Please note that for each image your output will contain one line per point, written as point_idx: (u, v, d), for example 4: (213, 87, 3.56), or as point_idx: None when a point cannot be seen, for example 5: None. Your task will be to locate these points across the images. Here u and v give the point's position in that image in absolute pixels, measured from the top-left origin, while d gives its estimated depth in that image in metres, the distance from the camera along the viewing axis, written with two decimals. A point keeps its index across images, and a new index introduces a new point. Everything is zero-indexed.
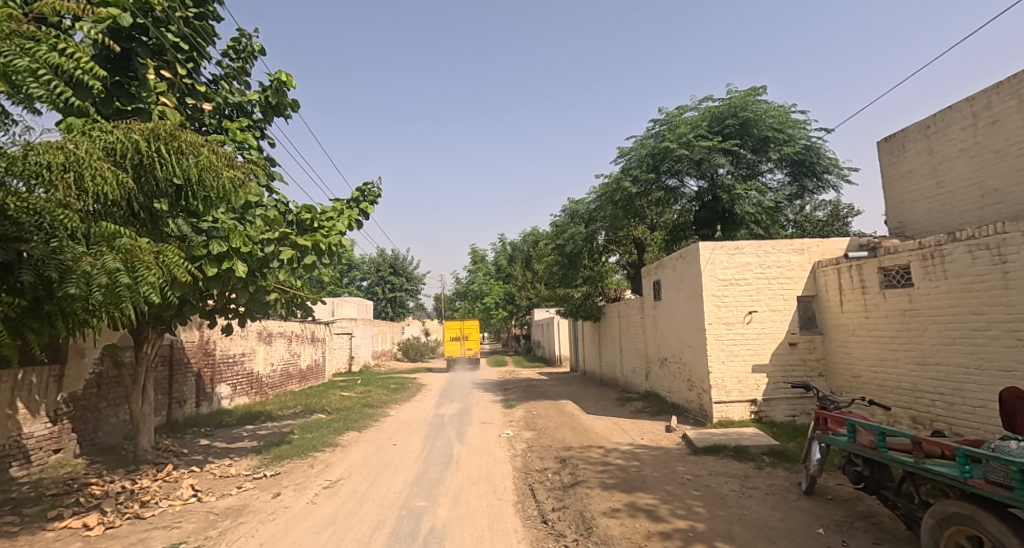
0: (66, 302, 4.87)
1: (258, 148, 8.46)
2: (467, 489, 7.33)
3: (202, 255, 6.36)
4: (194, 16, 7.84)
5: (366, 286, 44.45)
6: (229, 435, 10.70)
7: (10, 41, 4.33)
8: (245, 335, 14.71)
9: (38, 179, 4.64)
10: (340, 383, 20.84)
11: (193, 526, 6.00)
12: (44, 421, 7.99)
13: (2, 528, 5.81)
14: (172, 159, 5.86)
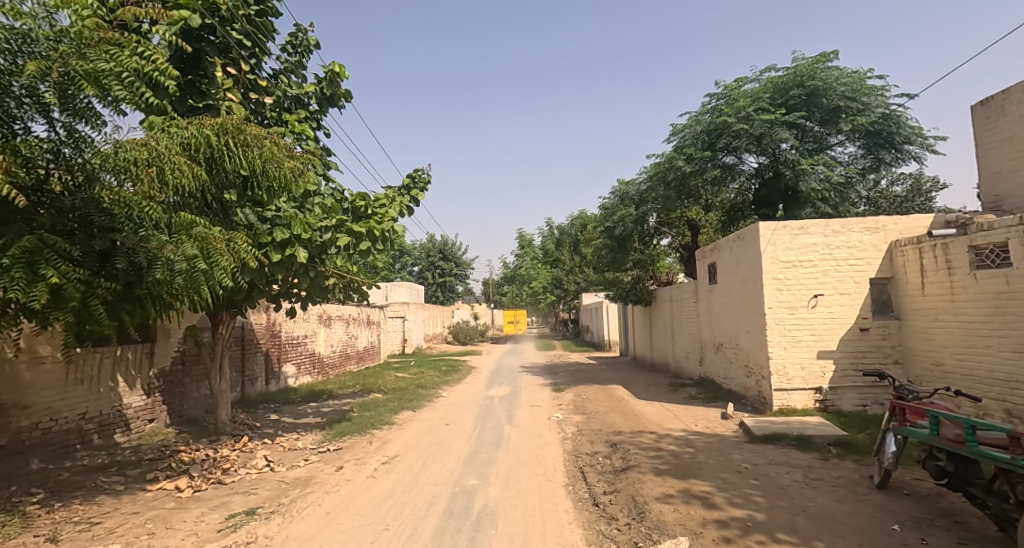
0: (153, 287, 5.18)
1: (315, 139, 8.64)
2: (518, 469, 7.36)
3: (268, 241, 6.61)
4: (256, 12, 8.05)
5: (417, 271, 45.28)
6: (295, 412, 11.22)
7: (97, 49, 4.78)
8: (307, 317, 15.33)
9: (126, 174, 4.96)
10: (394, 364, 21.45)
11: (268, 493, 6.34)
12: (141, 394, 8.63)
13: (110, 486, 6.34)
14: (239, 152, 6.07)
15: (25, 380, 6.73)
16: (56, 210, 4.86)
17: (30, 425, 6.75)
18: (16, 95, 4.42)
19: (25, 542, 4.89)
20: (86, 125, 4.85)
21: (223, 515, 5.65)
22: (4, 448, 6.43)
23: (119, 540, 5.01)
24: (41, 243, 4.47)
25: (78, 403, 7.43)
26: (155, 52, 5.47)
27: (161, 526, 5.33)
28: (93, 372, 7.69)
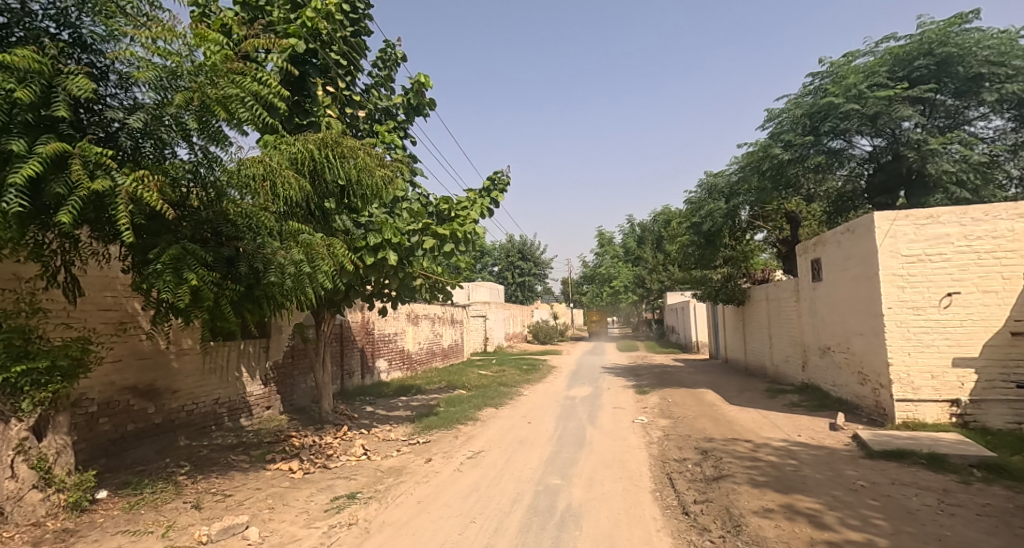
0: (268, 288, 5.58)
1: (403, 147, 8.75)
2: (601, 471, 7.03)
3: (362, 246, 6.83)
4: (352, 32, 8.32)
5: (497, 271, 45.73)
6: (387, 404, 11.61)
7: (226, 78, 5.21)
8: (397, 316, 15.86)
9: (247, 188, 5.44)
10: (478, 361, 21.80)
11: (365, 479, 6.54)
12: (259, 383, 9.30)
13: (238, 464, 6.84)
14: (337, 163, 6.42)
15: (174, 368, 7.49)
16: (193, 220, 5.27)
17: (178, 407, 7.53)
18: (166, 124, 4.89)
19: (177, 506, 5.37)
20: (219, 147, 5.30)
21: (329, 497, 5.90)
22: (160, 425, 7.25)
23: (247, 511, 5.37)
24: (184, 251, 4.87)
25: (212, 389, 8.18)
26: (272, 76, 5.87)
27: (280, 502, 5.66)
28: (223, 363, 8.42)
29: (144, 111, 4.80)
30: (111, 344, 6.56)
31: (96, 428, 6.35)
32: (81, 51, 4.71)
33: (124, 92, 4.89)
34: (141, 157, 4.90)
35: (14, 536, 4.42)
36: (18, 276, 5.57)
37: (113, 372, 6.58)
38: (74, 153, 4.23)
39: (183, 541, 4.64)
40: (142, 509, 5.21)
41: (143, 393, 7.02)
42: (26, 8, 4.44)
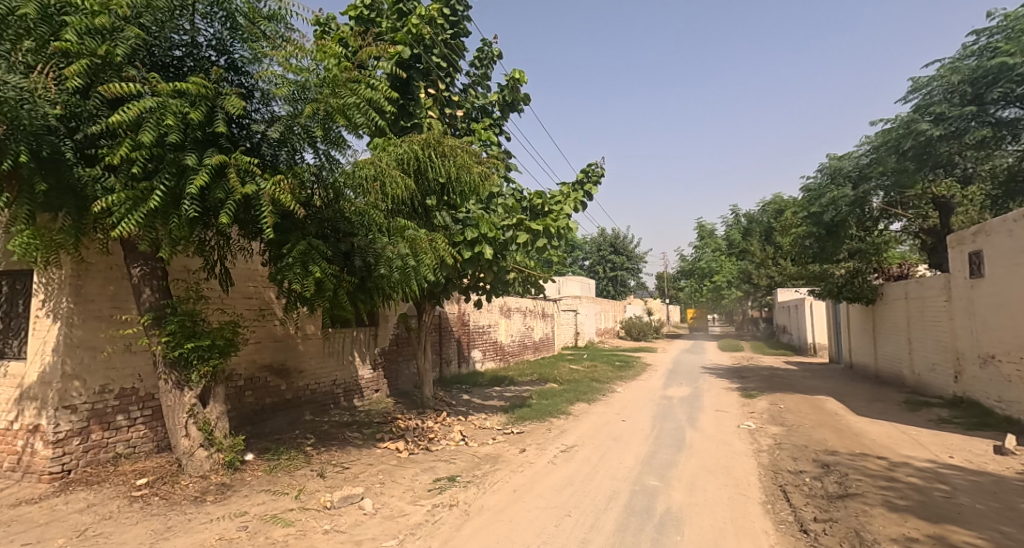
0: (379, 280, 6.02)
1: (499, 144, 8.62)
2: (705, 476, 6.79)
3: (460, 241, 7.09)
4: (452, 34, 8.37)
5: (589, 265, 45.18)
6: (483, 394, 11.99)
7: (346, 88, 5.62)
8: (490, 308, 16.28)
9: (361, 189, 5.95)
10: (569, 356, 21.78)
11: (464, 464, 6.84)
12: (369, 368, 9.99)
13: (352, 440, 7.45)
14: (439, 162, 6.86)
15: (301, 350, 8.27)
16: (315, 217, 5.83)
17: (304, 385, 8.32)
18: (297, 133, 5.42)
19: (305, 473, 5.98)
20: (337, 151, 5.78)
21: (432, 478, 6.26)
22: (291, 400, 8.05)
23: (362, 484, 5.85)
24: (310, 246, 5.40)
25: (331, 371, 8.95)
26: (382, 82, 6.27)
27: (388, 478, 6.11)
28: (339, 347, 9.20)
29: (280, 123, 5.35)
30: (254, 327, 7.43)
31: (244, 400, 7.24)
32: (235, 74, 5.38)
33: (263, 107, 5.46)
34: (278, 164, 5.47)
35: (188, 485, 5.25)
36: (187, 269, 6.45)
37: (254, 351, 7.45)
38: (231, 162, 4.79)
39: (311, 505, 5.17)
40: (280, 472, 5.86)
41: (277, 372, 7.84)
42: (195, 42, 5.12)
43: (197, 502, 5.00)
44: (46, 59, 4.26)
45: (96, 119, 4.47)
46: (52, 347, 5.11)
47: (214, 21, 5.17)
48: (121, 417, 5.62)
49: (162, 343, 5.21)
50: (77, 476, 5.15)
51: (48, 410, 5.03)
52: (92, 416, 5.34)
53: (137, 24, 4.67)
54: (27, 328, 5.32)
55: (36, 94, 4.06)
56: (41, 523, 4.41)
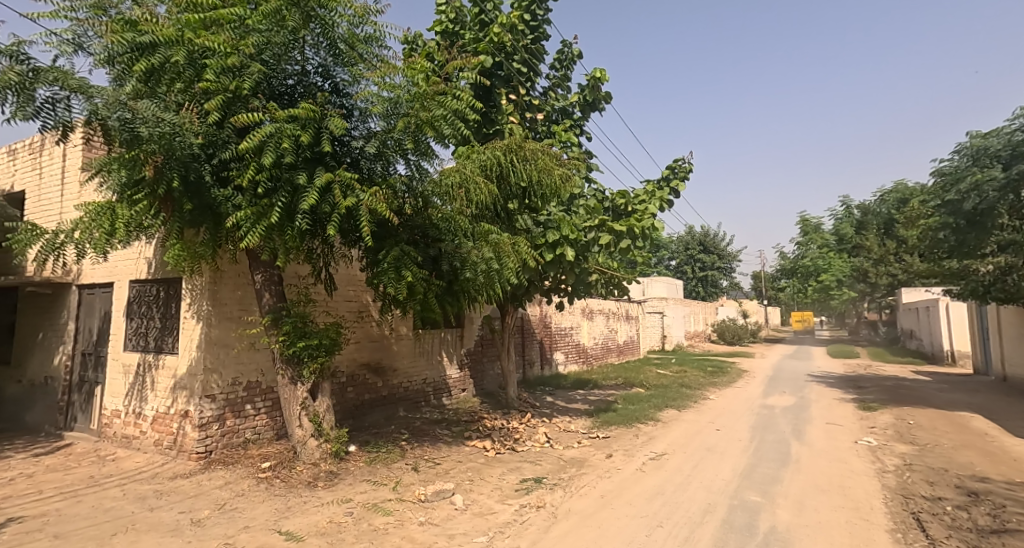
0: (465, 284, 6.36)
1: (579, 145, 8.54)
2: (818, 496, 5.95)
3: (542, 243, 7.30)
4: (532, 39, 8.37)
5: (675, 266, 43.70)
6: (567, 396, 12.05)
7: (433, 100, 5.98)
8: (572, 310, 16.30)
9: (447, 195, 6.11)
10: (656, 360, 21.21)
11: (550, 466, 6.99)
12: (456, 368, 10.40)
13: (442, 437, 7.85)
14: (521, 167, 6.88)
15: (394, 350, 8.82)
16: (406, 224, 6.23)
17: (398, 383, 8.84)
18: (391, 146, 5.87)
19: (401, 466, 6.40)
20: (426, 160, 6.15)
21: (518, 478, 6.46)
22: (387, 397, 8.60)
23: (452, 480, 6.18)
24: (403, 252, 5.79)
25: (421, 370, 9.43)
26: (466, 92, 6.58)
27: (476, 476, 6.40)
28: (429, 348, 9.68)
29: (376, 138, 5.80)
30: (354, 328, 8.06)
31: (346, 395, 7.87)
32: (337, 97, 5.80)
33: (361, 124, 5.88)
34: (374, 176, 5.94)
35: (302, 470, 5.82)
36: (298, 275, 7.10)
37: (354, 350, 8.07)
38: (335, 178, 5.22)
39: (407, 496, 5.56)
40: (378, 464, 6.31)
41: (374, 370, 8.42)
42: (305, 71, 5.60)
43: (310, 486, 5.54)
44: (192, 96, 5.02)
45: (228, 145, 5.12)
46: (197, 344, 5.92)
47: (320, 50, 5.60)
48: (249, 407, 6.34)
49: (280, 341, 5.80)
50: (217, 457, 5.91)
51: (194, 398, 5.83)
52: (226, 405, 6.08)
53: (258, 59, 5.26)
54: (178, 327, 6.17)
55: (184, 128, 4.77)
56: (191, 495, 5.16)
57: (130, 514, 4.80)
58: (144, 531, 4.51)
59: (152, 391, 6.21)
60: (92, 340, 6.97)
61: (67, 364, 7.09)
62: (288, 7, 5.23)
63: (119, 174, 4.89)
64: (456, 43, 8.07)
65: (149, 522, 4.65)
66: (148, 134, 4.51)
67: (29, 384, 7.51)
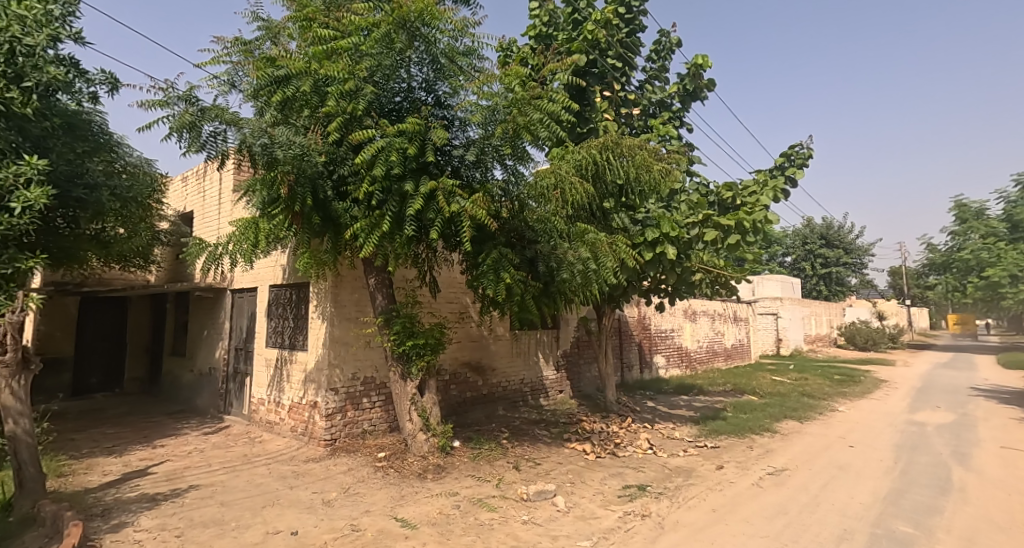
0: (562, 285, 6.45)
1: (679, 138, 8.28)
2: (986, 533, 5.15)
3: (641, 241, 7.17)
4: (627, 32, 8.27)
5: (791, 263, 40.44)
6: (669, 402, 11.65)
7: (529, 105, 6.15)
8: (673, 312, 15.68)
9: (542, 198, 6.29)
10: (769, 366, 19.78)
11: (654, 474, 6.85)
12: (552, 369, 10.45)
13: (542, 437, 7.98)
14: (617, 164, 6.98)
15: (493, 350, 9.09)
16: (503, 227, 6.43)
17: (497, 382, 9.12)
18: (490, 153, 6.10)
19: (503, 464, 6.61)
20: (523, 164, 6.30)
21: (621, 484, 6.42)
22: (487, 395, 8.90)
23: (554, 481, 6.28)
24: (501, 254, 6.01)
25: (519, 371, 9.61)
26: (561, 93, 6.68)
27: (578, 479, 6.45)
28: (526, 348, 9.85)
29: (476, 146, 6.05)
30: (456, 328, 8.44)
31: (449, 392, 8.28)
32: (440, 109, 6.12)
33: (461, 132, 6.20)
34: (474, 182, 6.20)
35: (414, 462, 6.22)
36: (406, 279, 7.58)
37: (455, 350, 8.44)
38: (439, 186, 5.53)
39: (510, 494, 5.74)
40: (482, 461, 6.57)
41: (475, 369, 8.75)
42: (412, 89, 5.99)
43: (421, 478, 5.91)
44: (317, 119, 5.59)
45: (346, 162, 5.64)
46: (322, 342, 6.58)
47: (425, 66, 5.92)
48: (366, 400, 6.87)
49: (392, 340, 6.22)
50: (341, 444, 6.51)
51: (321, 391, 6.47)
52: (347, 397, 6.64)
53: (370, 80, 5.73)
54: (306, 325, 6.88)
55: (310, 148, 5.32)
56: (321, 478, 5.75)
57: (273, 491, 5.45)
58: (286, 506, 5.13)
59: (288, 383, 6.96)
60: (243, 337, 7.93)
61: (225, 358, 8.14)
62: (396, 28, 5.66)
63: (261, 193, 5.59)
64: (550, 45, 8.09)
65: (290, 498, 5.27)
66: (283, 156, 5.10)
67: (197, 373, 8.74)
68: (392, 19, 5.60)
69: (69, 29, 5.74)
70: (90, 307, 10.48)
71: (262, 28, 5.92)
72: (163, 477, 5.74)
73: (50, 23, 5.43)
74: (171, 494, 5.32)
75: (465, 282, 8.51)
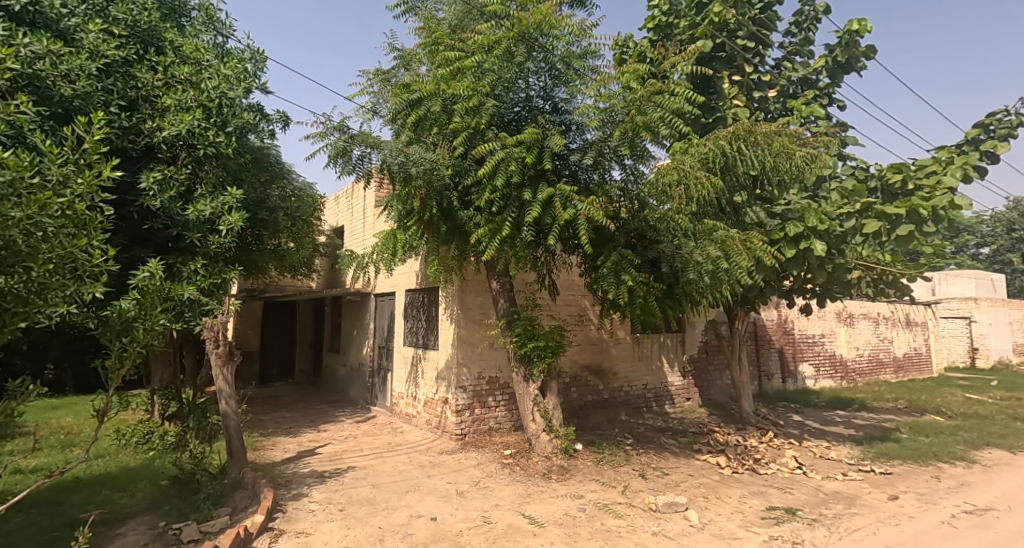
0: (686, 286, 6.16)
1: (827, 118, 7.44)
2: None
3: (780, 237, 6.54)
4: (760, 8, 7.62)
5: (991, 256, 33.45)
6: (821, 417, 10.34)
7: (650, 103, 6.03)
8: (824, 315, 13.83)
9: (665, 196, 6.12)
10: (957, 380, 16.55)
11: (806, 498, 6.16)
12: (679, 375, 9.86)
13: (670, 446, 7.62)
14: (751, 154, 6.36)
15: (613, 353, 8.91)
16: (623, 228, 6.37)
17: (618, 386, 8.92)
18: (607, 154, 6.07)
19: (629, 471, 6.47)
20: (643, 163, 6.18)
21: (765, 505, 5.88)
22: (608, 399, 8.76)
23: (685, 494, 5.98)
24: (621, 256, 5.92)
25: (641, 376, 9.26)
26: (684, 86, 6.36)
27: (713, 494, 6.06)
28: (647, 352, 9.43)
29: (593, 148, 6.07)
30: (575, 331, 8.45)
31: (570, 394, 8.34)
32: (557, 115, 6.24)
33: (578, 136, 6.24)
34: (591, 185, 6.20)
35: (538, 462, 6.38)
36: (527, 282, 7.79)
37: (574, 352, 8.45)
38: (556, 192, 5.67)
39: (638, 503, 5.60)
40: (606, 465, 6.50)
41: (595, 372, 8.68)
42: (530, 99, 6.22)
43: (546, 478, 6.04)
44: (444, 136, 6.02)
45: (469, 173, 5.99)
46: (450, 341, 7.07)
47: (542, 75, 6.12)
48: (491, 399, 7.21)
49: (514, 341, 6.46)
50: (470, 439, 6.91)
51: (451, 388, 6.96)
52: (474, 395, 7.04)
53: (491, 94, 6.01)
54: (437, 326, 7.44)
55: (439, 163, 5.81)
56: (453, 470, 6.17)
57: (413, 478, 5.98)
58: (425, 493, 5.61)
59: (422, 379, 7.59)
60: (384, 336, 8.81)
61: (370, 354, 9.11)
62: (516, 42, 5.96)
63: (397, 208, 6.21)
64: (671, 34, 7.66)
65: (428, 486, 5.76)
66: (416, 172, 5.67)
67: (349, 368, 9.91)
68: (513, 34, 5.92)
69: (257, 81, 6.99)
70: (269, 311, 12.57)
71: (397, 57, 6.52)
72: (326, 458, 6.63)
73: (246, 79, 6.72)
74: (334, 473, 6.14)
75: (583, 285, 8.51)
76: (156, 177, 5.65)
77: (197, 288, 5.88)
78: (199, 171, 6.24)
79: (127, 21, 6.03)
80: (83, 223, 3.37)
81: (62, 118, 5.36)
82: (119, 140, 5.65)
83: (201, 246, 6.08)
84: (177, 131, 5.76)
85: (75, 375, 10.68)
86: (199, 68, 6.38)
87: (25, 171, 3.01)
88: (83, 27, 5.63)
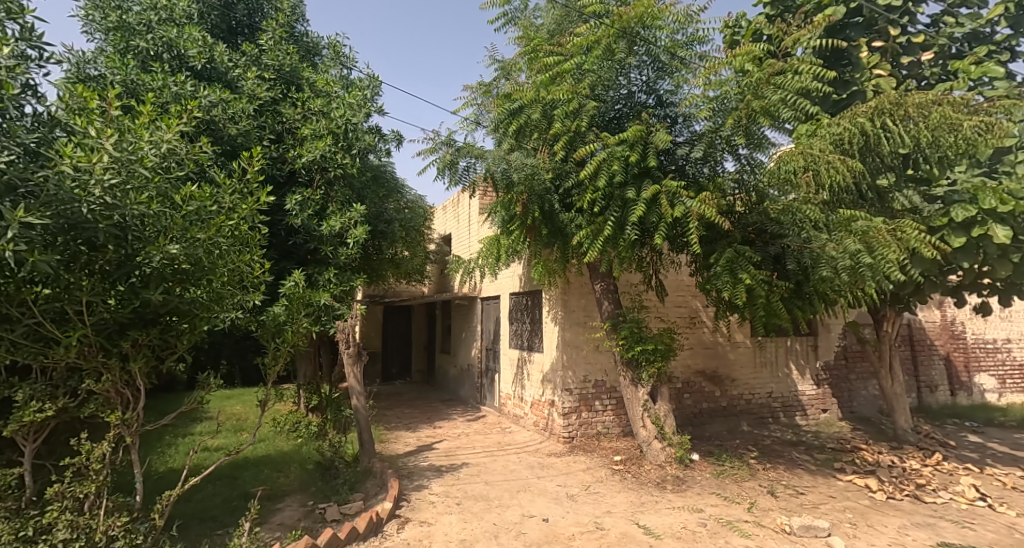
0: (818, 284, 5.48)
1: (1005, 78, 6.19)
2: None
3: (943, 224, 5.52)
4: None
5: None
6: (1009, 439, 8.49)
7: (770, 86, 5.54)
8: (1010, 315, 11.36)
9: (790, 186, 5.53)
10: None
11: (993, 536, 5.07)
12: (811, 383, 8.78)
13: (805, 463, 6.80)
14: (899, 130, 5.45)
15: (731, 359, 8.22)
16: (739, 223, 5.93)
17: (738, 394, 8.21)
18: (719, 145, 5.70)
19: (755, 487, 5.90)
20: (761, 151, 5.74)
21: (933, 539, 4.95)
22: (726, 407, 8.11)
23: (824, 518, 5.28)
24: (738, 252, 5.50)
25: (764, 383, 8.41)
26: (811, 62, 5.68)
27: (862, 521, 5.27)
28: (772, 359, 8.53)
29: (702, 140, 5.71)
30: (686, 334, 7.96)
31: (683, 401, 7.87)
32: (662, 108, 5.96)
33: (686, 128, 5.94)
34: (702, 178, 5.83)
35: (650, 471, 6.12)
36: (634, 283, 7.50)
37: (686, 357, 7.96)
38: (662, 189, 5.42)
39: (768, 523, 5.06)
40: (727, 479, 6.01)
41: (711, 378, 8.08)
42: (633, 95, 6.02)
43: (660, 488, 5.76)
44: (545, 140, 6.06)
45: (570, 175, 5.99)
46: (555, 345, 7.08)
47: (646, 68, 5.92)
48: (599, 403, 7.08)
49: (620, 345, 6.28)
50: (577, 443, 6.86)
51: (557, 391, 6.96)
52: (581, 398, 6.98)
53: (592, 95, 5.94)
54: (541, 330, 7.50)
55: (540, 167, 5.89)
56: (563, 473, 6.16)
57: (524, 479, 6.07)
58: (536, 494, 5.67)
59: (529, 381, 7.69)
60: (491, 338, 9.09)
61: (479, 356, 9.47)
62: (616, 38, 5.82)
63: (501, 213, 6.41)
64: (792, 5, 6.87)
65: (539, 488, 5.82)
66: (519, 179, 5.81)
67: (461, 368, 10.38)
68: (614, 30, 5.77)
69: (376, 106, 7.68)
70: (392, 315, 13.72)
71: (498, 68, 6.73)
72: (444, 453, 7.03)
73: (366, 104, 7.42)
74: (451, 468, 6.49)
75: (694, 285, 7.97)
76: (297, 199, 6.52)
77: (331, 294, 6.66)
78: (330, 191, 7.03)
79: (275, 66, 7.02)
80: (247, 241, 4.00)
81: (231, 154, 6.43)
82: (271, 168, 6.66)
83: (333, 258, 6.84)
84: (312, 156, 6.59)
85: (242, 371, 12.57)
86: (330, 99, 7.18)
87: (207, 201, 3.70)
88: (243, 76, 6.69)
